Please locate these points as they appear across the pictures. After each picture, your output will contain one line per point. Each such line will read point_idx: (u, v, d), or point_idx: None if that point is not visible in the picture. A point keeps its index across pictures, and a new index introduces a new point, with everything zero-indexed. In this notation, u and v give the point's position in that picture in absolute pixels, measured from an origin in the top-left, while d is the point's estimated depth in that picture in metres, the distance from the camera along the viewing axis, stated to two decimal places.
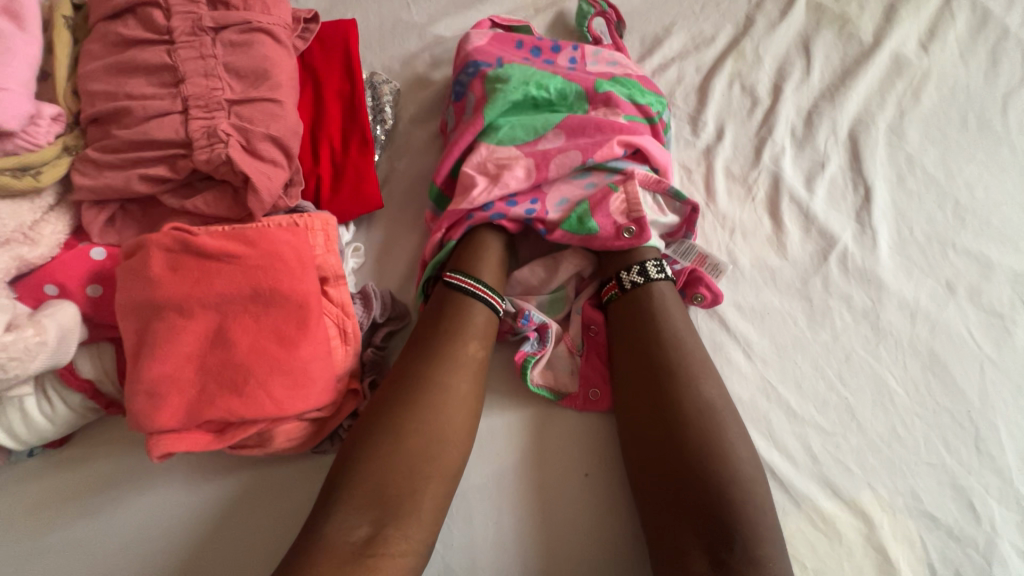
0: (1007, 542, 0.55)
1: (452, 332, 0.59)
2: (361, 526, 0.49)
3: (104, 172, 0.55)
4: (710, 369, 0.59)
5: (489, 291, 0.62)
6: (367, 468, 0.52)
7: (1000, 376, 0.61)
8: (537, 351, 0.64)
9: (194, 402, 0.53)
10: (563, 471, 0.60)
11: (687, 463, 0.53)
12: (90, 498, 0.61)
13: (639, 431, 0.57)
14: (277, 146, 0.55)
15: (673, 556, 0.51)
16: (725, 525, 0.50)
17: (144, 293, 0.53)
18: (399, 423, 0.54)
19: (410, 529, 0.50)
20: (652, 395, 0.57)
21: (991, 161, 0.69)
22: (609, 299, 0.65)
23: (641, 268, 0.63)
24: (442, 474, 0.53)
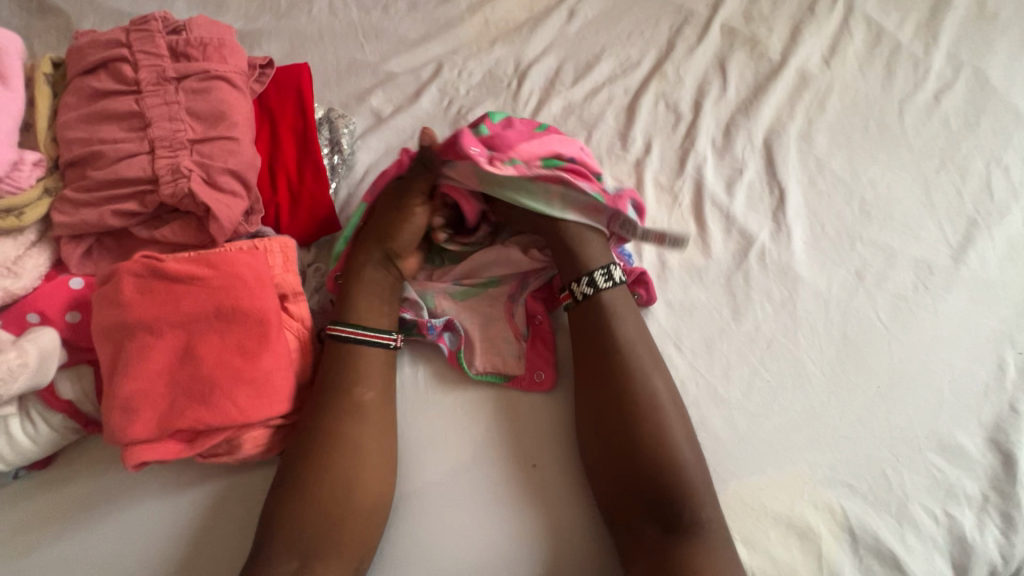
0: (918, 504, 0.61)
1: (344, 389, 0.63)
2: (289, 562, 0.55)
3: (81, 210, 0.61)
4: (661, 367, 0.64)
5: (376, 334, 0.66)
6: (292, 517, 0.57)
7: (905, 352, 0.67)
8: (457, 343, 0.70)
9: (165, 414, 0.58)
10: (523, 463, 0.64)
11: (639, 457, 0.59)
12: (72, 514, 0.65)
13: (593, 433, 0.62)
14: (236, 179, 0.61)
15: (630, 528, 0.58)
16: (674, 498, 0.57)
17: (116, 316, 0.58)
18: (314, 470, 0.59)
19: (332, 563, 0.56)
20: (602, 395, 0.62)
21: (891, 161, 0.77)
22: (563, 307, 0.69)
23: (590, 279, 0.66)
24: (367, 501, 0.59)
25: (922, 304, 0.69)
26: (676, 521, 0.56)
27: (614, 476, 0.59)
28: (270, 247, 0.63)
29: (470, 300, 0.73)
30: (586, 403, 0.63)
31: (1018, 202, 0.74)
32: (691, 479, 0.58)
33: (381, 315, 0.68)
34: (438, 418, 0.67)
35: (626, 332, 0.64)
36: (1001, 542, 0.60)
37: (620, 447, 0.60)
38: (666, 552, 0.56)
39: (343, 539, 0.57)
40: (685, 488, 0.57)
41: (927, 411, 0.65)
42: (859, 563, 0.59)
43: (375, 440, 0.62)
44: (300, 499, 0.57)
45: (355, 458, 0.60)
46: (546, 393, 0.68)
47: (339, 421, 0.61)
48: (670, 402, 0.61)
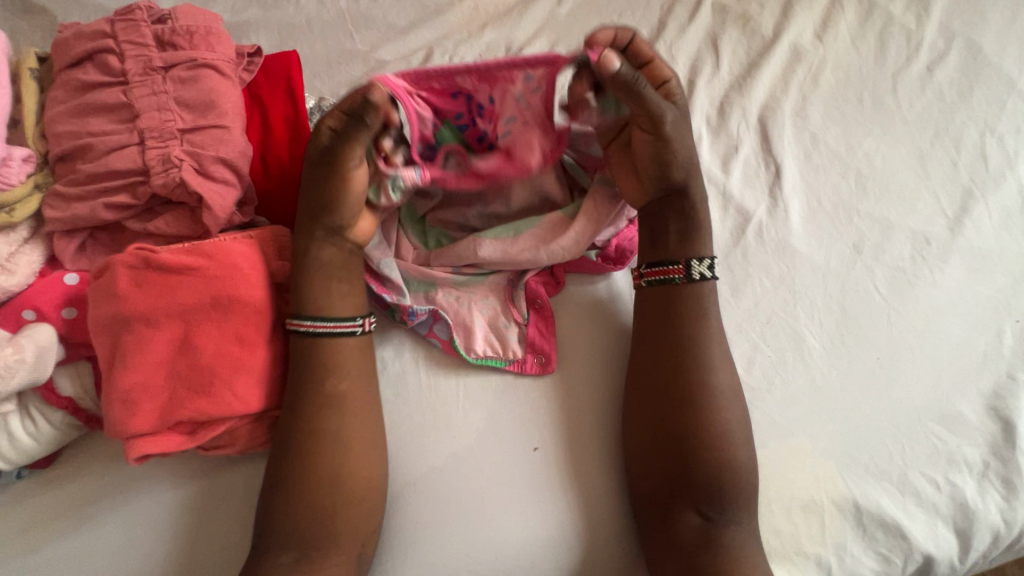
0: (919, 475, 0.62)
1: (326, 387, 0.61)
2: (287, 555, 0.57)
3: (73, 204, 0.60)
4: (730, 366, 0.64)
5: (335, 323, 0.62)
6: (285, 513, 0.57)
7: (904, 323, 0.68)
8: (446, 332, 0.69)
9: (166, 405, 0.58)
10: (568, 457, 0.64)
11: (695, 453, 0.60)
12: (77, 512, 0.65)
13: (650, 425, 0.62)
14: (228, 168, 0.61)
15: (662, 515, 0.60)
16: (716, 494, 0.59)
17: (112, 309, 0.57)
18: (299, 465, 0.59)
19: (333, 555, 0.58)
20: (667, 387, 0.62)
21: (886, 133, 0.77)
22: (669, 280, 0.65)
23: (711, 263, 0.66)
24: (359, 491, 0.59)
25: (920, 275, 0.69)
26: (717, 515, 0.59)
27: (662, 470, 0.60)
28: (263, 237, 0.63)
29: (466, 285, 0.71)
30: (643, 395, 0.63)
31: (1013, 170, 0.75)
32: (739, 479, 0.59)
33: (348, 300, 0.64)
34: (437, 404, 0.66)
35: (708, 331, 0.64)
36: (1002, 507, 0.61)
37: (676, 441, 0.61)
38: (705, 543, 0.58)
39: (342, 530, 0.58)
40: (731, 485, 0.59)
41: (928, 381, 0.65)
42: (861, 531, 0.61)
43: (365, 434, 0.61)
44: (293, 496, 0.58)
45: (343, 455, 0.60)
46: (548, 377, 0.67)
47: (316, 416, 0.60)
48: (732, 400, 0.62)
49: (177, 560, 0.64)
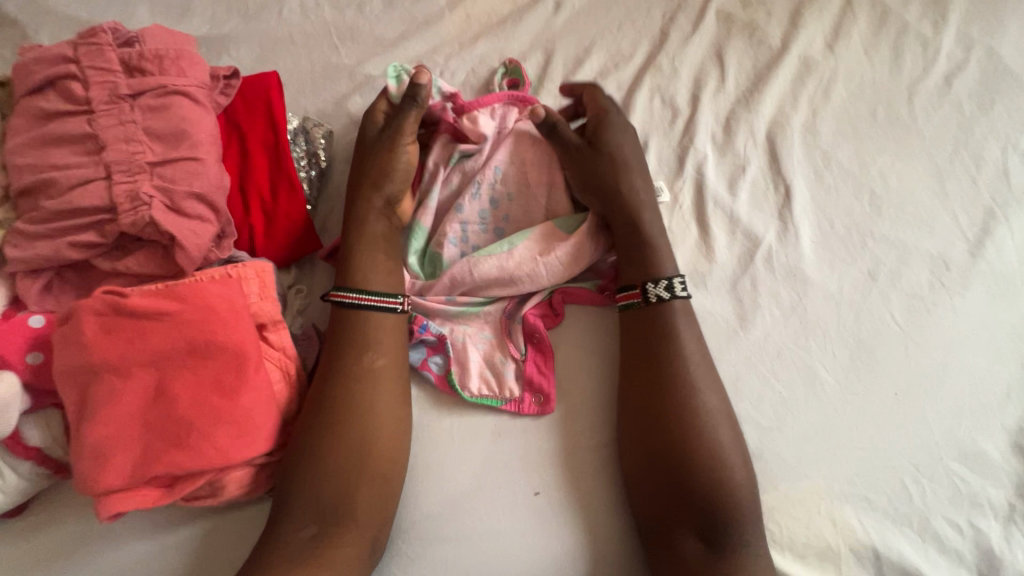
0: (939, 517, 0.59)
1: (347, 376, 0.60)
2: (306, 528, 0.55)
3: (35, 243, 0.56)
4: (715, 384, 0.61)
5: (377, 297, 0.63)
6: (305, 488, 0.56)
7: (922, 354, 0.64)
8: (443, 365, 0.65)
9: (140, 460, 0.54)
10: (567, 496, 0.60)
11: (688, 473, 0.57)
12: (50, 566, 0.61)
13: (639, 450, 0.59)
14: (202, 203, 0.57)
15: (665, 542, 0.57)
16: (717, 515, 0.56)
17: (79, 358, 0.53)
18: (316, 444, 0.57)
19: (351, 531, 0.56)
20: (650, 410, 0.60)
21: (901, 151, 0.73)
22: (627, 305, 0.65)
23: (669, 283, 0.64)
24: (376, 473, 0.57)
25: (939, 303, 0.66)
26: (720, 539, 0.55)
27: (657, 498, 0.57)
28: (244, 274, 0.58)
29: (463, 316, 0.68)
30: (630, 420, 0.61)
31: None
32: (739, 502, 0.56)
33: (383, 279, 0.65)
34: (424, 444, 0.63)
35: (684, 350, 0.62)
36: None
37: (666, 468, 0.57)
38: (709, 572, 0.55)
39: (361, 507, 0.56)
40: (732, 510, 0.56)
41: (948, 416, 0.62)
42: None
43: (353, 466, 0.57)
44: (311, 472, 0.56)
45: (351, 450, 0.57)
46: (548, 417, 0.63)
47: (325, 410, 0.58)
48: (720, 420, 0.59)
49: None
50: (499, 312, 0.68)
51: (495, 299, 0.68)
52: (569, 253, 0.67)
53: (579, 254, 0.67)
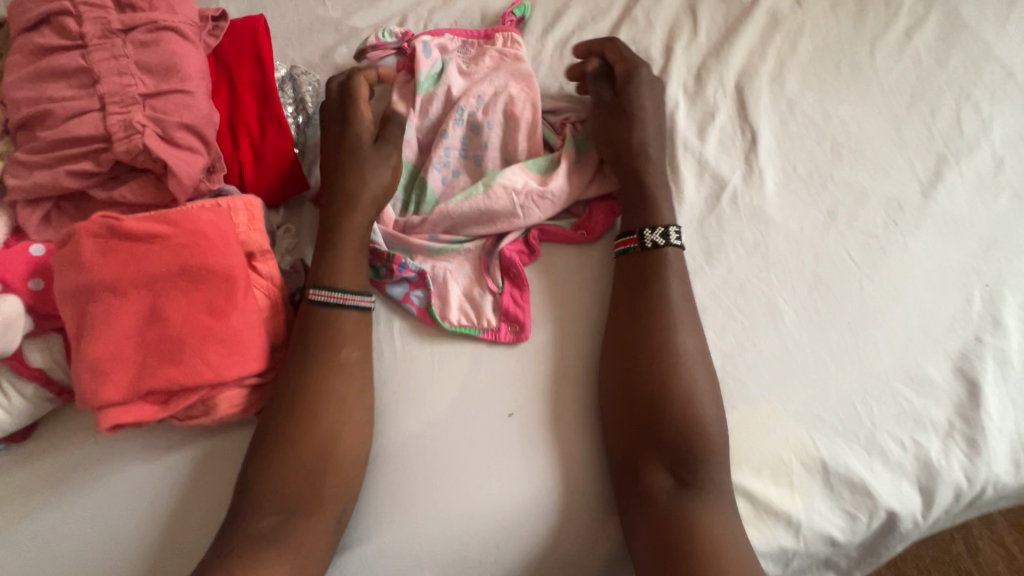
0: (885, 433, 0.63)
1: (327, 347, 0.63)
2: (269, 518, 0.57)
3: (34, 172, 0.59)
4: (696, 332, 0.65)
5: (352, 296, 0.65)
6: (268, 477, 0.58)
7: (875, 288, 0.68)
8: (425, 297, 0.69)
9: (136, 374, 0.58)
10: (550, 430, 0.63)
11: (663, 412, 0.60)
12: (53, 486, 0.65)
13: (619, 386, 0.62)
14: (193, 134, 0.60)
15: (637, 479, 0.59)
16: (687, 453, 0.59)
17: (76, 277, 0.57)
18: (287, 435, 0.60)
19: (314, 518, 0.58)
20: (633, 351, 0.63)
21: (862, 100, 0.77)
22: (623, 250, 0.68)
23: (665, 230, 0.67)
24: (341, 466, 0.60)
25: (892, 241, 0.70)
26: (687, 473, 0.59)
27: (632, 432, 0.61)
28: (233, 204, 0.62)
29: (443, 253, 0.71)
30: (613, 358, 0.64)
31: (988, 136, 0.75)
32: (710, 441, 0.59)
33: (355, 276, 0.67)
34: (406, 374, 0.66)
35: (668, 294, 0.65)
36: (966, 466, 0.62)
37: (644, 404, 0.61)
38: (672, 503, 0.58)
39: (326, 494, 0.58)
40: (700, 445, 0.59)
41: (897, 343, 0.66)
42: (828, 490, 0.62)
43: (317, 433, 0.60)
44: (278, 458, 0.59)
45: (317, 432, 0.60)
46: (523, 346, 0.67)
47: (296, 404, 0.61)
48: (695, 362, 0.63)
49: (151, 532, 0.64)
50: (477, 251, 0.71)
51: (475, 237, 0.72)
52: (540, 192, 0.69)
53: (550, 192, 0.69)
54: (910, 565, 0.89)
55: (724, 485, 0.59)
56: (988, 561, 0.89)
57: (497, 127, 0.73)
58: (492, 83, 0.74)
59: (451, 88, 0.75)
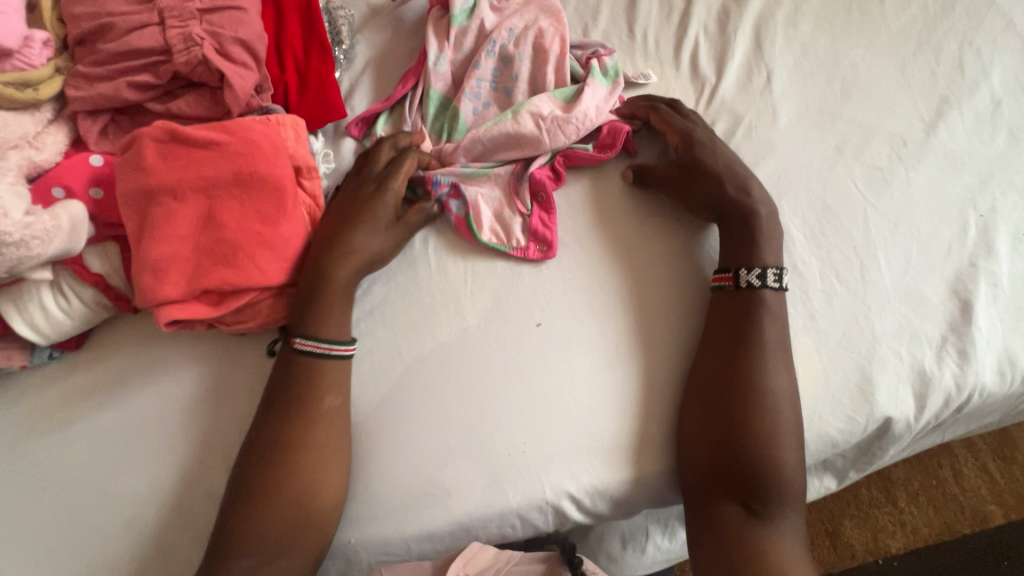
0: (886, 347, 0.68)
1: (309, 396, 0.62)
2: (248, 559, 0.57)
3: (95, 84, 0.63)
4: (788, 370, 0.63)
5: (333, 344, 0.63)
6: (256, 523, 0.58)
7: (880, 218, 0.73)
8: (462, 212, 0.73)
9: (191, 275, 0.62)
10: (626, 463, 0.64)
11: (744, 445, 0.59)
12: (108, 389, 0.70)
13: (708, 413, 0.62)
14: (246, 50, 0.63)
15: (707, 508, 0.60)
16: (762, 489, 0.58)
17: (139, 179, 0.61)
18: (272, 476, 0.59)
19: (294, 556, 0.58)
20: (720, 380, 0.62)
21: (872, 43, 0.81)
22: (718, 287, 0.67)
23: (763, 271, 0.65)
24: (320, 511, 0.59)
25: (896, 173, 0.75)
26: (768, 498, 0.58)
27: (714, 460, 0.60)
28: (282, 120, 0.65)
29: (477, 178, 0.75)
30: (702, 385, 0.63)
31: (987, 79, 0.79)
32: (785, 479, 0.59)
33: (343, 325, 0.65)
34: (442, 286, 0.71)
35: (763, 336, 0.63)
36: (956, 373, 0.68)
37: (733, 433, 0.60)
38: (745, 533, 0.58)
39: (302, 534, 0.59)
40: (781, 476, 0.59)
41: (897, 266, 0.71)
42: (829, 396, 0.67)
43: (299, 477, 0.59)
44: (259, 507, 0.58)
45: (301, 476, 0.59)
46: (551, 263, 0.72)
47: (286, 450, 0.60)
48: (784, 406, 0.61)
49: (198, 433, 0.68)
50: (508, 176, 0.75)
51: (506, 163, 0.76)
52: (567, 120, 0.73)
53: (576, 117, 0.73)
54: (900, 488, 0.98)
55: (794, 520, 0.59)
56: (970, 484, 0.98)
57: (527, 58, 0.77)
58: (523, 18, 0.78)
59: (484, 21, 0.78)
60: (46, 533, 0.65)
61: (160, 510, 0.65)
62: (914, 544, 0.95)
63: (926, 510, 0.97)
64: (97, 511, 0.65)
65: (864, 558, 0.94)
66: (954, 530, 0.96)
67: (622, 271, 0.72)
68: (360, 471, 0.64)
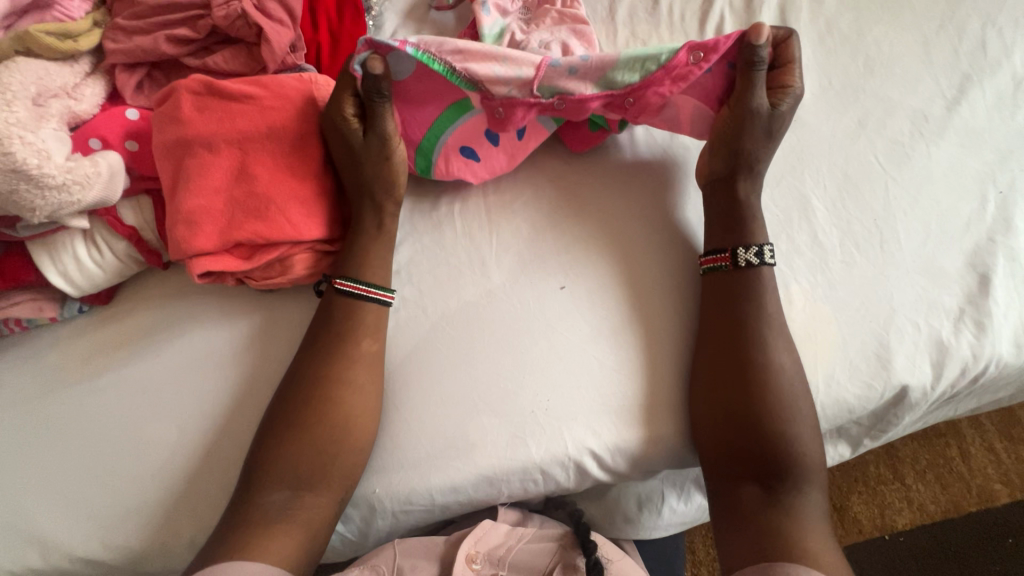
0: (904, 317, 0.69)
1: (346, 337, 0.65)
2: (279, 493, 0.60)
3: (134, 37, 0.65)
4: (791, 348, 0.64)
5: (377, 289, 0.66)
6: (286, 457, 0.61)
7: (900, 191, 0.74)
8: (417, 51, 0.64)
9: (225, 226, 0.63)
10: (642, 441, 0.64)
11: (756, 421, 0.61)
12: (136, 342, 0.71)
13: (715, 393, 0.63)
14: (282, 7, 0.65)
15: (727, 487, 0.62)
16: (778, 465, 0.60)
17: (178, 132, 0.63)
18: (305, 415, 0.62)
19: (320, 496, 0.61)
20: (728, 360, 0.63)
21: (895, 21, 0.82)
22: (712, 268, 0.68)
23: (759, 250, 0.66)
24: (349, 453, 0.62)
25: (917, 148, 0.76)
26: (778, 477, 0.60)
27: (726, 440, 0.61)
28: (316, 78, 0.67)
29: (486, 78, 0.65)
30: (707, 365, 0.64)
31: (1009, 58, 0.80)
32: (798, 453, 0.60)
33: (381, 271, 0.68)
34: (465, 246, 0.72)
35: (766, 313, 0.64)
36: (973, 344, 0.69)
37: (743, 414, 0.61)
38: (762, 512, 0.59)
39: (332, 473, 0.61)
40: (793, 456, 0.60)
41: (916, 238, 0.72)
42: (847, 363, 0.68)
43: (330, 418, 0.62)
44: (293, 442, 0.61)
45: (331, 418, 0.62)
46: (575, 227, 0.73)
47: (322, 390, 0.63)
48: (795, 385, 0.62)
49: (225, 386, 0.69)
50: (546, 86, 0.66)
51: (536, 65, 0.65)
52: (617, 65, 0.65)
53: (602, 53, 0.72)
54: (907, 466, 0.99)
55: (813, 497, 0.60)
56: (977, 464, 0.99)
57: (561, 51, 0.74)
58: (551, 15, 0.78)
59: (516, 34, 0.77)
60: (77, 479, 0.66)
61: (189, 458, 0.66)
62: (921, 521, 0.96)
63: (933, 487, 0.98)
64: (127, 457, 0.67)
65: (871, 533, 0.96)
66: (960, 508, 0.97)
67: (642, 237, 0.72)
68: (387, 422, 0.65)
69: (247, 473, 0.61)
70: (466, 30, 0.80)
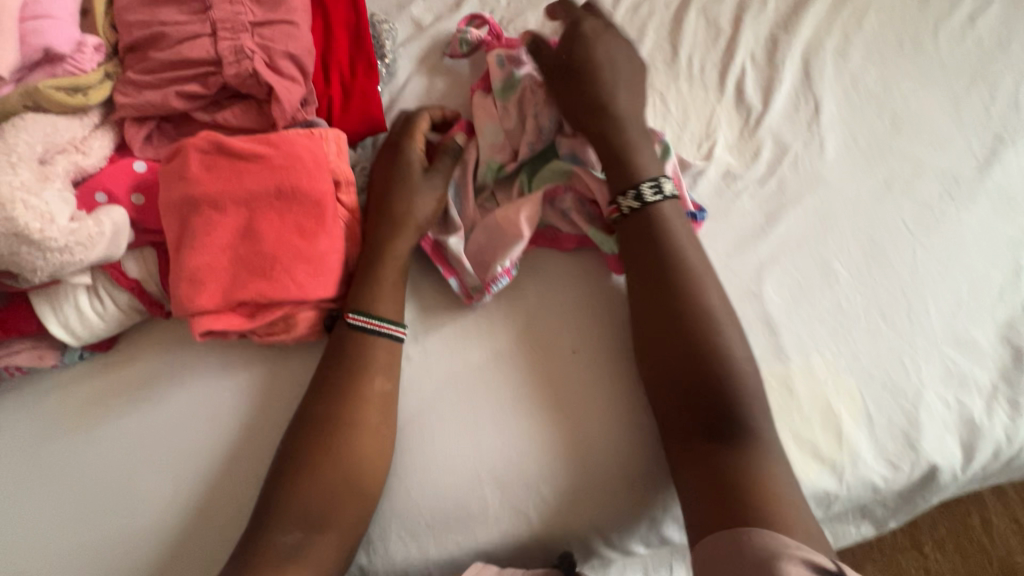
0: (932, 392, 0.66)
1: (360, 373, 0.63)
2: (289, 534, 0.56)
3: (144, 91, 0.64)
4: None
5: (392, 325, 0.65)
6: (297, 496, 0.58)
7: (928, 256, 0.71)
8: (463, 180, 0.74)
9: (228, 285, 0.61)
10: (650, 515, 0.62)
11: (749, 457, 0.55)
12: (133, 394, 0.70)
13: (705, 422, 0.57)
14: (295, 64, 0.66)
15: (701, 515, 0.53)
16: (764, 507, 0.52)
17: (184, 188, 0.62)
18: (317, 455, 0.59)
19: (329, 538, 0.58)
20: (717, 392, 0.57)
21: (923, 78, 0.79)
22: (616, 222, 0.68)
23: (636, 190, 0.66)
24: (360, 498, 0.59)
25: (946, 213, 0.72)
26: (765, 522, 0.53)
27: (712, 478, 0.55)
28: (325, 134, 0.66)
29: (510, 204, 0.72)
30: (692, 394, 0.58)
31: None
32: None
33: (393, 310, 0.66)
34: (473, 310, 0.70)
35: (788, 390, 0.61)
36: (1007, 425, 0.65)
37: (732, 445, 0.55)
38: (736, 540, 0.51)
39: (341, 516, 0.58)
40: None
41: (946, 307, 0.69)
42: (874, 443, 0.64)
43: (342, 460, 0.59)
44: (306, 482, 0.58)
45: (342, 459, 0.60)
46: (586, 288, 0.70)
47: (317, 463, 0.59)
48: None
49: (221, 444, 0.67)
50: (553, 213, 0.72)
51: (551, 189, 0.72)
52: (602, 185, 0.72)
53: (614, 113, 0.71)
54: (926, 534, 0.95)
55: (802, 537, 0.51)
56: (1000, 535, 0.94)
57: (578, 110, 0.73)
58: None
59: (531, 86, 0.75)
60: (66, 537, 0.64)
61: (180, 518, 0.64)
62: None
63: (953, 558, 0.93)
64: (118, 516, 0.65)
65: None
66: None
67: None
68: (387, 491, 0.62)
69: (256, 513, 0.58)
70: (480, 81, 0.78)
